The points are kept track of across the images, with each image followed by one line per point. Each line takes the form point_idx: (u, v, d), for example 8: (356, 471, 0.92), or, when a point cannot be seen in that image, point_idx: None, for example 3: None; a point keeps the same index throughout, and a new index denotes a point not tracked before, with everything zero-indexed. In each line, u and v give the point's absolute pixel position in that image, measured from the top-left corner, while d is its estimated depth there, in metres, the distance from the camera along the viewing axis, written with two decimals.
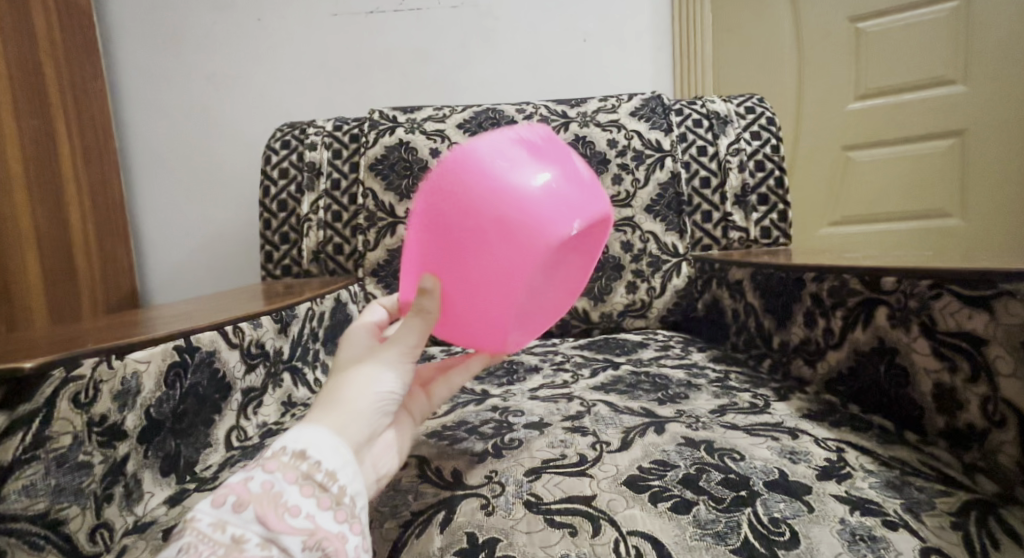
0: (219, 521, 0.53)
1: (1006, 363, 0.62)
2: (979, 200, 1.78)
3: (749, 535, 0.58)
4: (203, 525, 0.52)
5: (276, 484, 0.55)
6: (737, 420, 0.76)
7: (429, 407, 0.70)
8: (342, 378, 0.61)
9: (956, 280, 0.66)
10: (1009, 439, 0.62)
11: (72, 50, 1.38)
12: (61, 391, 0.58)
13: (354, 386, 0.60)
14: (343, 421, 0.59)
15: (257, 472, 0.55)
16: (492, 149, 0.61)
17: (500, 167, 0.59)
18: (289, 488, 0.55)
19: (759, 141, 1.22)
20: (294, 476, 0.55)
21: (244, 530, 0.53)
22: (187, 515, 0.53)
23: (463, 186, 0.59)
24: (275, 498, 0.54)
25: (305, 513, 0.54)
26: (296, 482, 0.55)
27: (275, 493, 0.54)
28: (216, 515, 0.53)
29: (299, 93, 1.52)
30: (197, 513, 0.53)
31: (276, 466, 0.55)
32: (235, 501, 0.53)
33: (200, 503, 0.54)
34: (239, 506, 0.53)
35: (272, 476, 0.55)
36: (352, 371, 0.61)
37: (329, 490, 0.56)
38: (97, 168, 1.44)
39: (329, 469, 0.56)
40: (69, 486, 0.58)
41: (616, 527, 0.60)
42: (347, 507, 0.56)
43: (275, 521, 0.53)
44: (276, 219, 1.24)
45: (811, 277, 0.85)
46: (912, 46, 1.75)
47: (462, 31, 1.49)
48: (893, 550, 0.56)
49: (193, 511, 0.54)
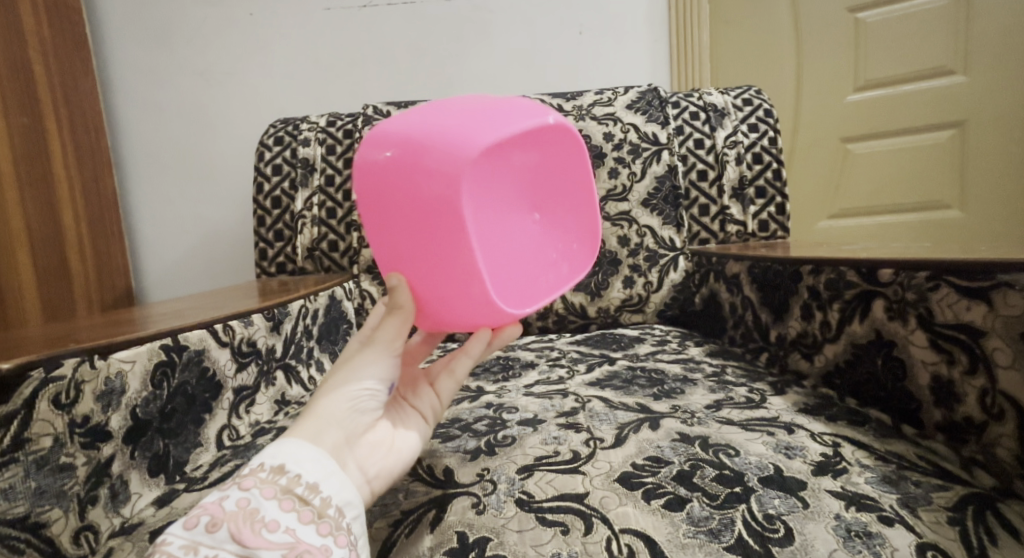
0: (191, 543, 0.51)
1: (1004, 356, 0.61)
2: (979, 192, 1.77)
3: (743, 532, 0.58)
4: (174, 548, 0.51)
5: (252, 501, 0.53)
6: (732, 416, 0.75)
7: (439, 404, 0.69)
8: (321, 386, 0.61)
9: (954, 270, 0.65)
10: (1007, 433, 0.61)
11: (61, 46, 1.37)
12: (40, 392, 0.57)
13: (333, 392, 0.60)
14: (321, 428, 0.58)
15: (232, 491, 0.54)
16: (437, 117, 0.60)
17: (453, 128, 0.59)
18: (266, 504, 0.54)
19: (757, 133, 1.20)
20: (273, 492, 0.54)
21: (218, 550, 0.51)
22: (156, 540, 0.52)
23: (421, 155, 0.58)
24: (252, 515, 0.53)
25: (284, 527, 0.53)
26: (274, 498, 0.54)
27: (251, 509, 0.53)
28: (188, 537, 0.51)
29: (293, 88, 1.50)
30: (168, 537, 0.51)
31: (253, 483, 0.54)
32: (209, 522, 0.52)
33: (171, 526, 0.52)
34: (213, 526, 0.52)
35: (248, 494, 0.54)
36: (331, 377, 0.61)
37: (311, 502, 0.55)
38: (89, 166, 1.43)
39: (309, 481, 0.55)
40: (51, 487, 0.57)
41: (608, 525, 0.59)
42: (330, 520, 0.55)
43: (254, 537, 0.52)
44: (270, 216, 1.23)
45: (808, 269, 0.84)
46: (911, 36, 1.73)
47: (456, 24, 1.48)
48: (889, 546, 0.56)
49: (162, 535, 0.52)
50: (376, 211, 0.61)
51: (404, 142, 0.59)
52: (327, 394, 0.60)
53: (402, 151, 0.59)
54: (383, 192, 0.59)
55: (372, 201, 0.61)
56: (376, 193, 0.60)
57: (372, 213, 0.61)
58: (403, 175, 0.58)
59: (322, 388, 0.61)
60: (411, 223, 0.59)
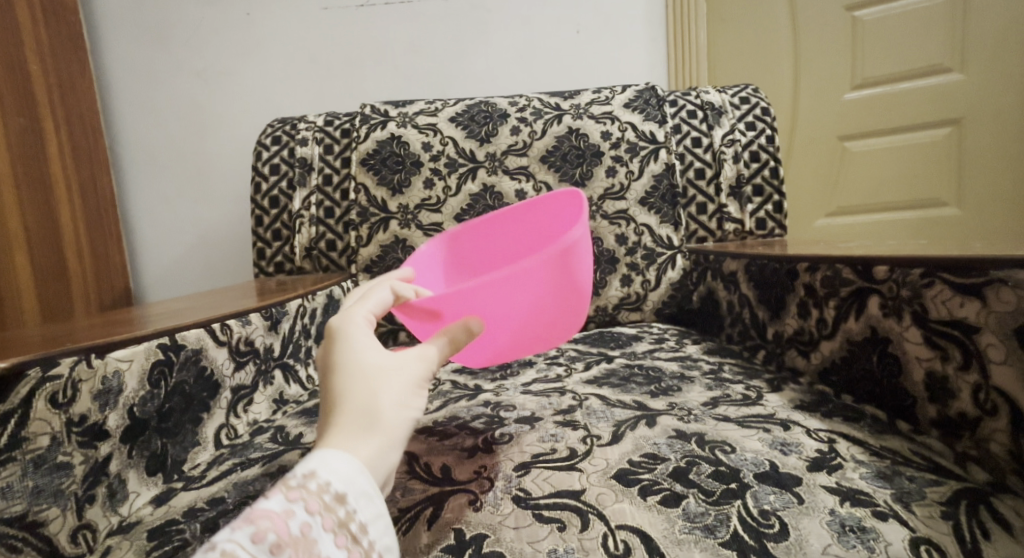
0: None
1: (998, 351, 0.62)
2: (975, 189, 1.78)
3: (738, 527, 0.58)
4: None
5: (313, 529, 0.49)
6: (728, 413, 0.75)
7: None
8: (366, 387, 0.56)
9: (947, 266, 0.65)
10: (1000, 427, 0.62)
11: (58, 46, 1.37)
12: (37, 391, 0.57)
13: (385, 393, 0.57)
14: (385, 434, 0.55)
15: (298, 509, 0.49)
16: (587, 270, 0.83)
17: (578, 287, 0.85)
18: (323, 537, 0.49)
19: (754, 132, 1.20)
20: (332, 523, 0.50)
21: None
22: (216, 544, 0.47)
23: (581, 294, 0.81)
24: (310, 547, 0.49)
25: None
26: (332, 531, 0.50)
27: (311, 539, 0.49)
28: (252, 552, 0.47)
29: (290, 88, 1.50)
30: (234, 546, 0.47)
31: (317, 507, 0.50)
32: (274, 542, 0.48)
33: (236, 532, 0.47)
34: (277, 548, 0.48)
35: (312, 520, 0.50)
36: (373, 378, 0.57)
37: (361, 543, 0.51)
38: (87, 166, 1.44)
39: (362, 520, 0.52)
40: (48, 487, 0.58)
41: (605, 522, 0.59)
42: None
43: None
44: (268, 216, 1.22)
45: (804, 267, 0.85)
46: (909, 34, 1.73)
47: (453, 23, 1.48)
48: (883, 540, 0.56)
49: (222, 538, 0.47)
50: (527, 294, 0.71)
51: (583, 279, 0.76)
52: (380, 398, 0.56)
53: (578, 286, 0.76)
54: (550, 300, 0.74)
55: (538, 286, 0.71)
56: (544, 287, 0.72)
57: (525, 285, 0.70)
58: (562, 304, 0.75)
59: (364, 390, 0.56)
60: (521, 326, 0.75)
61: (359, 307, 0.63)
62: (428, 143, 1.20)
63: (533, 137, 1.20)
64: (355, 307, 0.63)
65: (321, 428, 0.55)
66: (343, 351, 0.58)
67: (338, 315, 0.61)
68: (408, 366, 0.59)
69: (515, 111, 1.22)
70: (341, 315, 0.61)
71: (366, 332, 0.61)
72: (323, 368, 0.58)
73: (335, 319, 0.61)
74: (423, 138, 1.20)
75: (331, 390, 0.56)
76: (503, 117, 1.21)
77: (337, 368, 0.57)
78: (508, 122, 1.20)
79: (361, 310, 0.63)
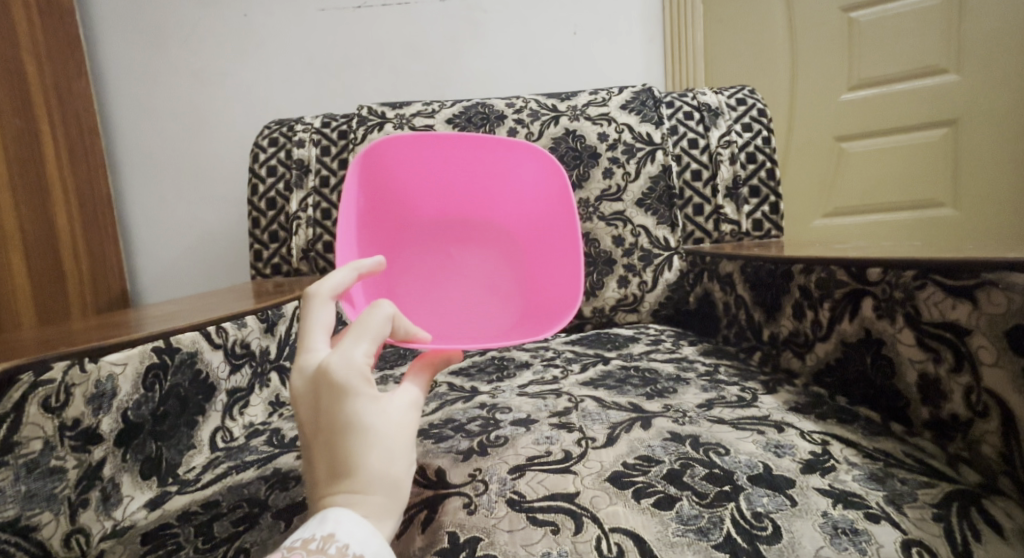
0: None
1: (988, 353, 0.62)
2: (972, 190, 1.78)
3: (731, 530, 0.58)
4: None
5: None
6: (723, 414, 0.76)
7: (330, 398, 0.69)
8: (381, 456, 0.55)
9: (940, 268, 0.66)
10: (992, 429, 0.62)
11: (54, 49, 1.37)
12: (30, 395, 0.58)
13: (399, 459, 0.55)
14: (401, 497, 0.55)
15: None
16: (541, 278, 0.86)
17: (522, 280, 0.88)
18: None
19: (751, 133, 1.20)
20: None
21: None
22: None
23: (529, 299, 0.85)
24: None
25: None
26: None
27: None
28: None
29: (288, 90, 1.50)
30: None
31: None
32: None
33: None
34: None
35: None
36: (388, 441, 0.55)
37: None
38: (83, 169, 1.43)
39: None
40: (41, 491, 0.58)
41: (599, 524, 0.59)
42: None
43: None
44: (265, 217, 1.23)
45: (799, 269, 0.85)
46: (905, 34, 1.74)
47: (450, 25, 1.48)
48: (875, 543, 0.56)
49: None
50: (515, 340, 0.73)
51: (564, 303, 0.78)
52: (395, 462, 0.55)
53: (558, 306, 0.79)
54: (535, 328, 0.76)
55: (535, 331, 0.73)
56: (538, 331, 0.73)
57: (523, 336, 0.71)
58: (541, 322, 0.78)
59: (379, 455, 0.55)
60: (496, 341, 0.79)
61: (358, 348, 0.57)
62: None
63: (530, 139, 1.20)
64: (353, 345, 0.57)
65: (335, 493, 0.54)
66: (354, 409, 0.55)
67: (338, 359, 0.56)
68: (411, 420, 0.58)
69: (512, 113, 1.22)
70: (341, 359, 0.56)
71: (372, 382, 0.57)
72: (332, 427, 0.54)
73: (335, 365, 0.56)
74: None
75: (345, 456, 0.54)
76: (500, 119, 1.21)
77: (349, 430, 0.54)
78: (506, 123, 1.21)
79: (361, 350, 0.57)
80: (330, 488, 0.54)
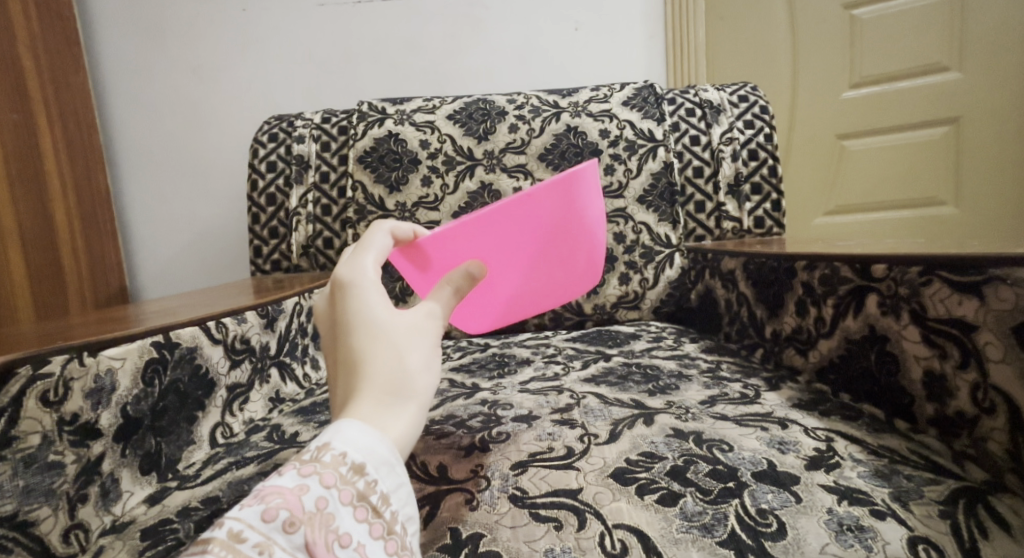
0: (265, 541, 0.46)
1: (995, 350, 0.62)
2: (973, 188, 1.77)
3: (736, 527, 0.58)
4: (247, 547, 0.46)
5: (329, 504, 0.49)
6: (726, 412, 0.75)
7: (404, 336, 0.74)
8: (386, 352, 0.57)
9: (946, 264, 0.65)
10: (998, 426, 0.62)
11: (51, 43, 1.36)
12: (27, 389, 0.58)
13: (405, 358, 0.57)
14: (412, 395, 0.56)
15: (312, 483, 0.49)
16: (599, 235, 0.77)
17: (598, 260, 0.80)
18: (342, 511, 0.49)
19: (753, 130, 1.20)
20: (349, 496, 0.50)
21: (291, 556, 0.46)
22: (224, 522, 0.46)
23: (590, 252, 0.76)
24: (328, 522, 0.48)
25: (356, 542, 0.49)
26: (350, 504, 0.50)
27: (328, 514, 0.48)
28: (264, 533, 0.46)
29: (288, 86, 1.50)
30: (244, 530, 0.46)
31: (333, 480, 0.50)
32: (287, 519, 0.47)
33: (245, 511, 0.47)
34: (291, 526, 0.47)
35: (327, 493, 0.49)
36: (394, 335, 0.58)
37: (382, 515, 0.51)
38: (82, 164, 1.43)
39: (384, 491, 0.51)
40: (39, 486, 0.57)
41: (602, 521, 0.59)
42: (397, 537, 0.51)
43: (326, 549, 0.48)
44: (265, 213, 1.22)
45: (801, 266, 0.84)
46: (907, 31, 1.73)
47: (451, 20, 1.47)
48: (881, 540, 0.56)
49: (232, 516, 0.47)
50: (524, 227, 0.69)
51: (586, 213, 0.71)
52: (403, 355, 0.57)
53: (584, 218, 0.72)
54: (554, 237, 0.71)
55: (541, 223, 0.69)
56: (545, 220, 0.69)
57: (523, 221, 0.68)
58: (568, 238, 0.72)
59: (383, 352, 0.57)
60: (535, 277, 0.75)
61: (366, 259, 0.63)
62: (426, 140, 1.19)
63: (531, 135, 1.19)
64: (362, 257, 0.63)
65: (348, 389, 0.56)
66: (362, 307, 0.59)
67: (348, 267, 0.61)
68: (421, 327, 0.60)
69: (513, 109, 1.21)
70: (351, 268, 0.62)
71: (378, 287, 0.61)
72: (341, 329, 0.58)
73: (345, 272, 0.61)
74: (420, 136, 1.20)
75: (352, 353, 0.57)
76: (501, 116, 1.21)
77: (355, 328, 0.58)
78: (507, 119, 1.20)
79: (368, 262, 0.63)
80: (344, 384, 0.56)
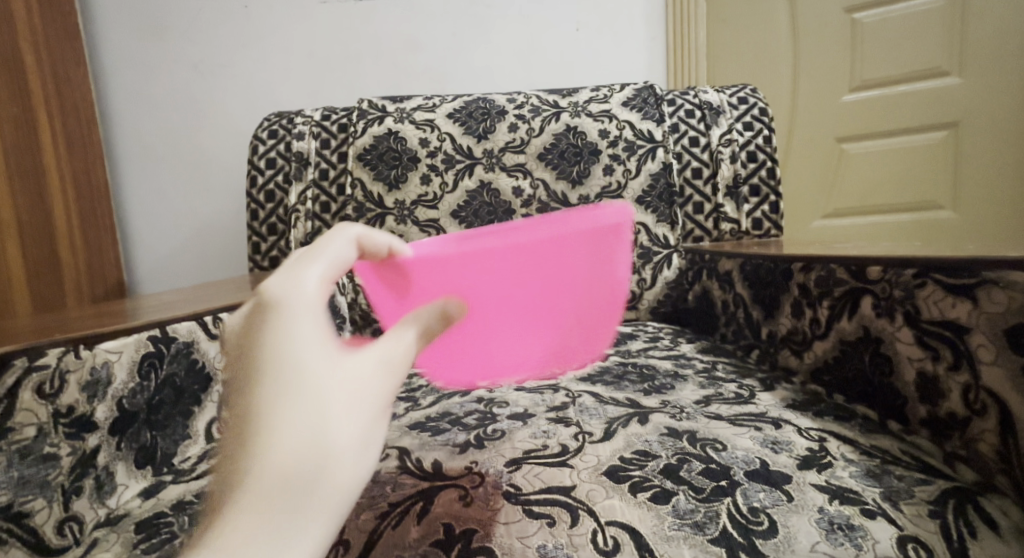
0: None
1: (987, 352, 0.62)
2: (969, 193, 1.78)
3: (727, 525, 0.58)
4: None
5: None
6: (721, 411, 0.75)
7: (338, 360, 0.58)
8: (308, 432, 0.46)
9: (939, 267, 0.66)
10: (989, 428, 0.62)
11: (53, 38, 1.37)
12: (23, 382, 0.57)
13: (331, 442, 0.46)
14: (333, 479, 0.46)
15: None
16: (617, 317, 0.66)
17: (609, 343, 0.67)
18: None
19: (751, 132, 1.20)
20: None
21: None
22: None
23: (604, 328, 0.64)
24: None
25: None
26: None
27: None
28: None
29: (289, 82, 1.50)
30: None
31: None
32: None
33: None
34: None
35: None
36: (323, 409, 0.47)
37: None
38: (80, 160, 1.43)
39: None
40: (34, 478, 0.58)
41: (594, 518, 0.59)
42: None
43: None
44: (264, 210, 1.23)
45: (798, 267, 0.85)
46: (907, 36, 1.74)
47: (454, 20, 1.48)
48: (871, 539, 0.56)
49: None
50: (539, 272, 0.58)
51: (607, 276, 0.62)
52: (328, 437, 0.46)
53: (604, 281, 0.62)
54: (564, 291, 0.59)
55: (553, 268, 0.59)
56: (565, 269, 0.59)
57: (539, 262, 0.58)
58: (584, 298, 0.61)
59: (305, 429, 0.46)
60: (533, 340, 0.60)
61: (310, 278, 0.50)
62: (426, 139, 1.19)
63: (531, 135, 1.20)
64: (305, 275, 0.50)
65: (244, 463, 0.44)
66: (288, 360, 0.47)
67: (283, 292, 0.48)
68: (364, 397, 0.49)
69: (513, 108, 1.22)
70: (286, 291, 0.49)
71: (316, 330, 0.49)
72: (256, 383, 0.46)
73: (277, 291, 0.49)
74: (420, 134, 1.20)
75: (263, 421, 0.45)
76: (500, 115, 1.21)
77: (275, 389, 0.46)
78: (506, 119, 1.20)
79: (313, 280, 0.50)
80: (239, 454, 0.45)
